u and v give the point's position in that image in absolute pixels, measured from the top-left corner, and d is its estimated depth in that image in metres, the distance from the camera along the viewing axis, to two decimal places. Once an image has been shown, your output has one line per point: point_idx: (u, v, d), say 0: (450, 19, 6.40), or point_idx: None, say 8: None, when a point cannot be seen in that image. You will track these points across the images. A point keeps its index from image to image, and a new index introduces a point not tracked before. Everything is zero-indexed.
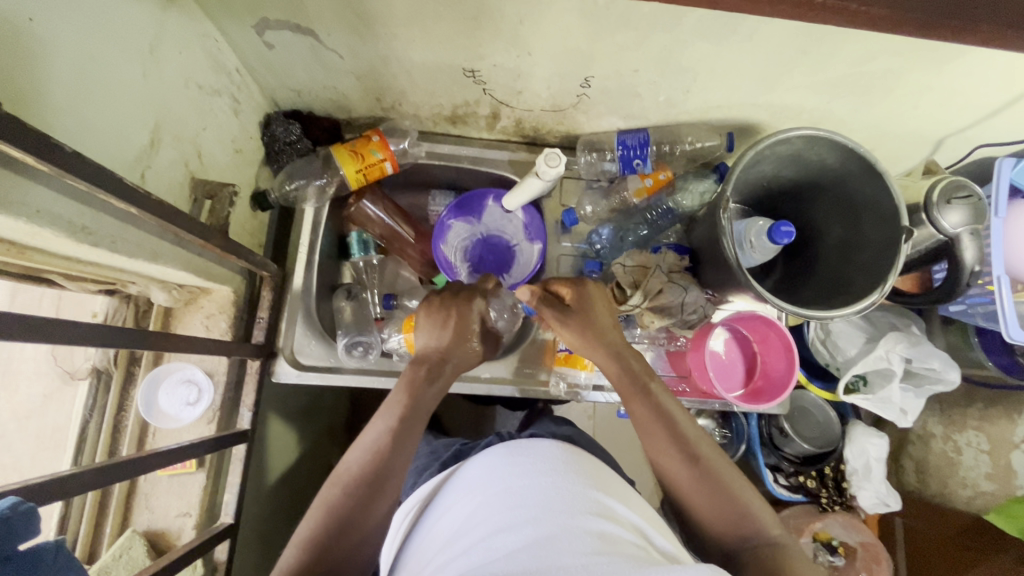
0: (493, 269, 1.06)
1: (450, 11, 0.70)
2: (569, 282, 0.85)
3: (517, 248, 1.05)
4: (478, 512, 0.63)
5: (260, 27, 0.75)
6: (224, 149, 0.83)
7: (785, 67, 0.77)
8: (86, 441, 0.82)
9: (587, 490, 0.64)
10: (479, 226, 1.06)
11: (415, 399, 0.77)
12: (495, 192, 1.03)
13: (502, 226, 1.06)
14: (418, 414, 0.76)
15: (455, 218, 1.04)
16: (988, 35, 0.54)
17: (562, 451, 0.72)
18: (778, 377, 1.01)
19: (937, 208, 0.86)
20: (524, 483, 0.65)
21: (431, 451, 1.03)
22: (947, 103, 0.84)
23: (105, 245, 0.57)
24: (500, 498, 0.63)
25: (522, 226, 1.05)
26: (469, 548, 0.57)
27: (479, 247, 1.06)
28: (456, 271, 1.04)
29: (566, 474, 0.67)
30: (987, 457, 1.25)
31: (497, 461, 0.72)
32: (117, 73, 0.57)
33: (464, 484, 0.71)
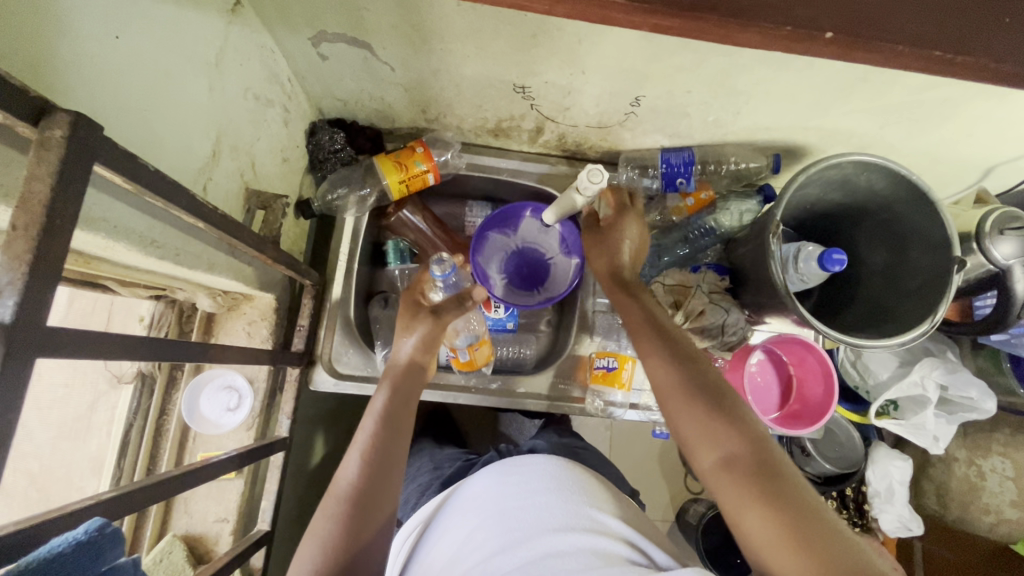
0: (527, 282, 1.05)
1: (509, 29, 0.70)
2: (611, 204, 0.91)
3: (553, 262, 1.04)
4: (474, 536, 0.65)
5: (317, 39, 0.75)
6: (274, 158, 0.83)
7: (845, 92, 0.76)
8: (129, 444, 0.83)
9: (583, 509, 0.65)
10: (515, 238, 1.05)
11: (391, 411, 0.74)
12: (534, 206, 1.02)
13: (538, 239, 1.04)
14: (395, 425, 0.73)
15: (492, 231, 1.03)
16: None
17: (557, 467, 0.73)
18: (814, 402, 1.00)
19: (989, 238, 0.85)
20: (519, 505, 0.66)
21: (436, 467, 1.03)
22: (1003, 132, 0.82)
23: (169, 258, 0.57)
24: (497, 520, 0.65)
25: (558, 241, 1.04)
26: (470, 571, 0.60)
27: (514, 259, 1.05)
28: (492, 283, 1.03)
29: (561, 492, 0.68)
30: (1012, 484, 1.24)
31: (492, 479, 0.74)
32: (186, 87, 0.58)
33: (462, 505, 0.73)
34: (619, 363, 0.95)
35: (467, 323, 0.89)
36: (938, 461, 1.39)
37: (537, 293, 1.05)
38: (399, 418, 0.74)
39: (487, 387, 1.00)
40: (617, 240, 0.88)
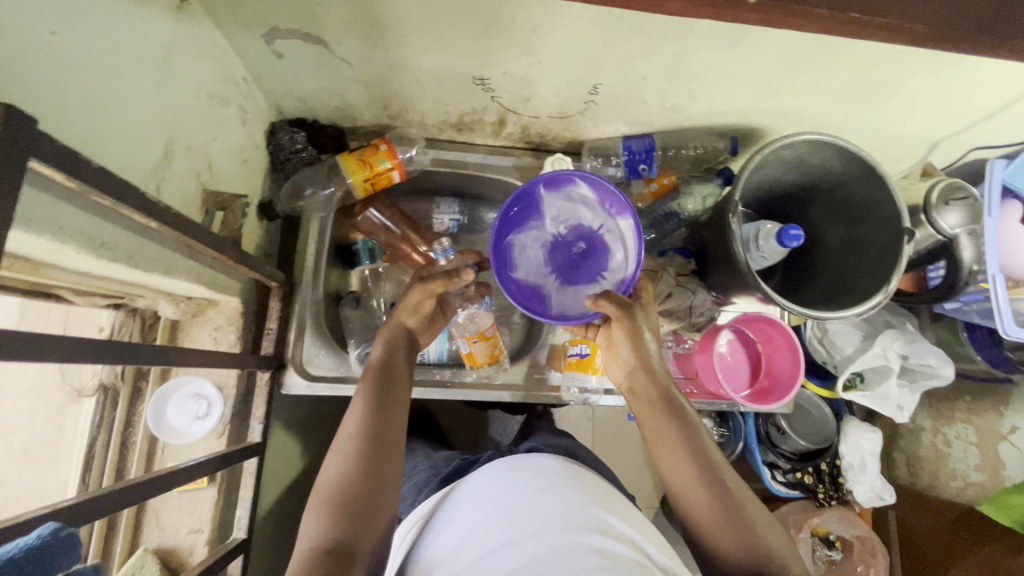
0: (584, 270, 0.90)
1: (463, 20, 0.70)
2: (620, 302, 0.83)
3: (603, 233, 0.89)
4: (482, 526, 0.66)
5: (270, 36, 0.74)
6: (232, 159, 0.81)
7: (794, 73, 0.79)
8: (94, 459, 0.80)
9: (589, 508, 0.68)
10: (548, 227, 0.91)
11: (385, 426, 0.73)
12: (545, 178, 0.87)
13: (573, 217, 0.90)
14: (389, 439, 0.72)
15: (517, 233, 0.90)
16: (986, 46, 0.57)
17: (562, 466, 0.76)
18: (784, 376, 1.03)
19: (936, 209, 0.89)
20: (530, 497, 0.69)
21: (432, 466, 1.03)
22: (944, 108, 0.86)
23: (122, 260, 0.56)
24: (508, 508, 0.67)
25: (597, 207, 0.89)
26: (474, 562, 0.61)
27: (556, 251, 0.90)
28: (545, 292, 0.89)
29: (567, 486, 0.72)
30: (976, 448, 1.28)
31: (496, 471, 0.76)
32: (133, 85, 0.56)
33: (467, 500, 0.73)
34: (593, 350, 0.96)
35: (467, 320, 0.94)
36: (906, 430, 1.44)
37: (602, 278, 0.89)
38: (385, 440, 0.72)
39: (461, 380, 1.00)
40: (639, 326, 0.84)
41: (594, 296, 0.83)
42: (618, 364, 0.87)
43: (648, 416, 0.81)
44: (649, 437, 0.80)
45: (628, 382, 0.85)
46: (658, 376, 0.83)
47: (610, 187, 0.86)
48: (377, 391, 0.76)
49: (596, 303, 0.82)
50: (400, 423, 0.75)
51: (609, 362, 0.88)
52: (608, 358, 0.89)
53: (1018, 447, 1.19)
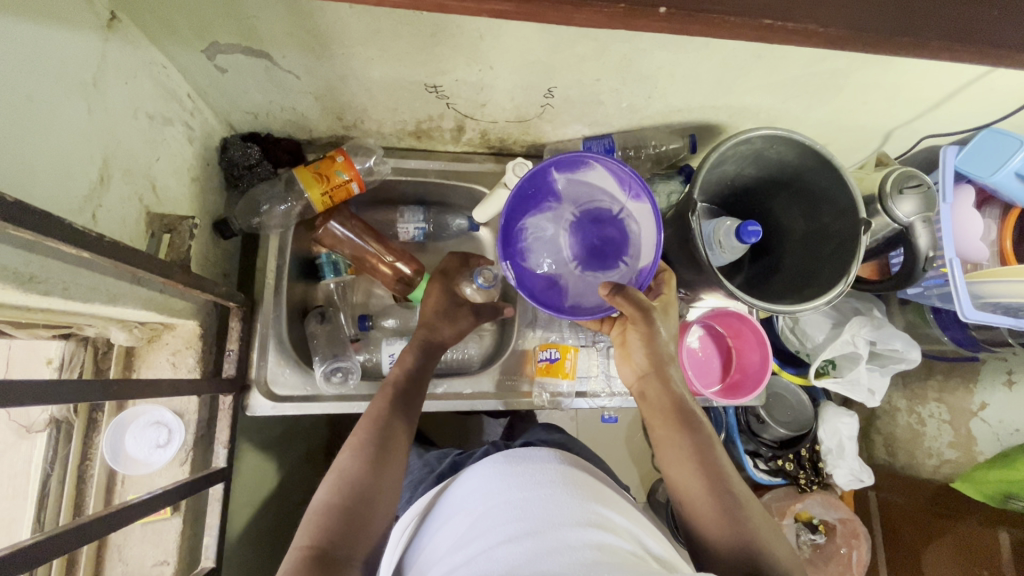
0: (603, 259, 0.89)
1: (407, 29, 0.69)
2: (637, 305, 0.81)
3: (624, 215, 0.88)
4: (479, 522, 0.67)
5: (210, 52, 0.72)
6: (180, 179, 0.79)
7: (744, 71, 0.79)
8: (49, 497, 0.77)
9: (585, 503, 0.69)
10: (561, 209, 0.90)
11: (380, 455, 0.74)
12: (554, 162, 0.85)
13: (592, 201, 0.89)
14: (381, 468, 0.73)
15: (527, 217, 0.89)
16: (918, 42, 0.58)
17: (562, 466, 0.77)
18: (753, 370, 1.04)
19: (891, 198, 0.91)
20: (527, 494, 0.69)
21: (425, 464, 1.02)
22: (894, 98, 0.87)
23: (56, 292, 0.54)
24: (506, 506, 0.67)
25: (615, 187, 0.87)
26: (471, 557, 0.61)
27: (573, 238, 0.89)
28: (561, 280, 0.89)
29: (567, 485, 0.73)
30: (948, 426, 1.31)
31: (496, 466, 0.76)
32: (60, 111, 0.54)
33: (463, 500, 0.74)
34: (562, 354, 0.97)
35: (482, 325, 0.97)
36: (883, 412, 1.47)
37: (622, 266, 0.88)
38: (374, 477, 0.72)
39: (432, 393, 0.99)
40: (656, 330, 0.83)
41: (611, 290, 0.82)
42: (630, 363, 0.87)
43: (656, 418, 0.82)
44: (658, 439, 0.81)
45: (639, 385, 0.86)
46: (668, 380, 0.84)
47: (629, 169, 0.84)
48: (374, 421, 0.78)
49: (612, 298, 0.81)
50: (399, 449, 0.77)
51: (622, 361, 0.89)
52: (621, 358, 0.89)
53: (989, 422, 1.22)
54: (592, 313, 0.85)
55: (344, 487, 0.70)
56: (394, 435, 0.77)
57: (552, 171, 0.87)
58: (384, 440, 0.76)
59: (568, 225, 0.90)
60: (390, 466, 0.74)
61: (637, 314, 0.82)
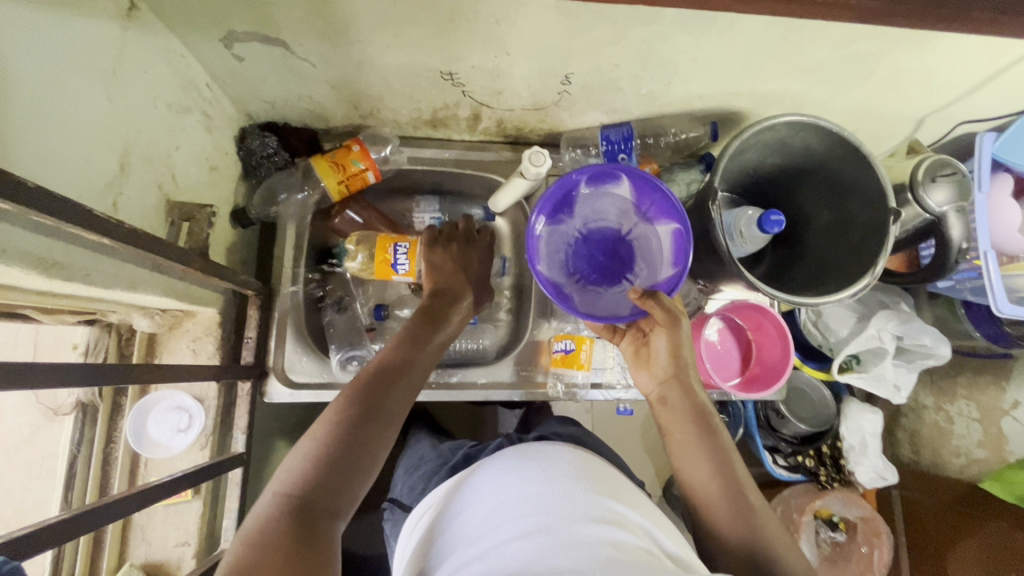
0: (610, 276, 0.89)
1: (423, 14, 0.68)
2: (668, 311, 0.82)
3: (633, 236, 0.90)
4: (496, 515, 0.67)
5: (228, 40, 0.73)
6: (198, 168, 0.80)
7: (769, 54, 0.77)
8: (76, 476, 0.79)
9: (600, 499, 0.69)
10: (572, 223, 0.91)
11: (372, 419, 0.63)
12: (584, 174, 0.87)
13: (608, 214, 0.91)
14: (371, 433, 0.62)
15: (544, 223, 0.89)
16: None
17: (576, 458, 0.77)
18: (773, 364, 1.02)
19: (923, 186, 0.87)
20: (541, 488, 0.69)
21: (439, 455, 1.02)
22: (927, 82, 0.83)
23: (78, 278, 0.55)
24: (519, 500, 0.67)
25: (630, 207, 0.90)
26: (485, 552, 0.61)
27: (583, 248, 0.90)
28: (566, 292, 0.87)
29: (581, 479, 0.72)
30: (978, 425, 1.27)
31: (514, 461, 0.76)
32: (80, 99, 0.55)
33: (474, 492, 0.74)
34: (577, 344, 0.96)
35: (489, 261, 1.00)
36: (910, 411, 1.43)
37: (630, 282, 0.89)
38: (354, 447, 0.61)
39: (447, 381, 0.99)
40: (683, 336, 0.83)
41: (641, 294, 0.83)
42: (649, 367, 0.86)
43: (673, 422, 0.81)
44: (674, 442, 0.80)
45: (658, 389, 0.84)
46: (688, 385, 0.82)
47: (661, 190, 0.86)
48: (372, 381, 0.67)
49: (642, 300, 0.82)
50: (395, 412, 0.65)
51: (640, 364, 0.87)
52: (638, 362, 0.87)
53: (1021, 421, 1.18)
54: (609, 318, 0.84)
55: (317, 458, 0.59)
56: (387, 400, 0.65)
57: (582, 180, 0.88)
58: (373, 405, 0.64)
59: (580, 235, 0.91)
60: (376, 435, 0.62)
61: (666, 318, 0.82)
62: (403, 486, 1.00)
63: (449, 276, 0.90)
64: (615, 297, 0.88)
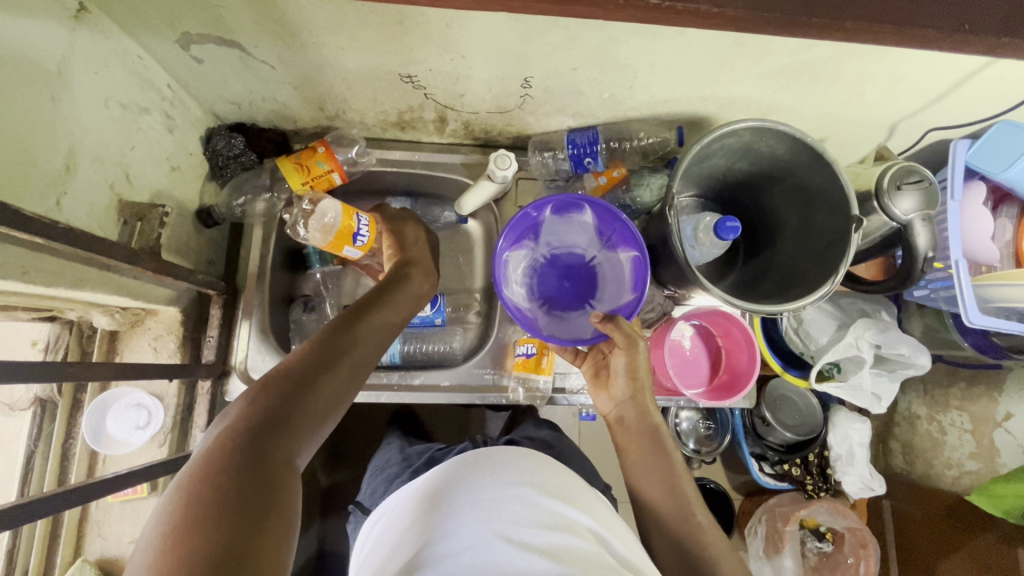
0: (574, 303, 0.90)
1: (372, 17, 0.68)
2: (626, 334, 0.80)
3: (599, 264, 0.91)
4: (441, 520, 0.66)
5: (184, 42, 0.73)
6: (158, 168, 0.81)
7: (727, 59, 0.76)
8: (33, 472, 0.81)
9: (551, 503, 0.68)
10: (539, 247, 0.91)
11: (317, 380, 0.62)
12: (553, 201, 0.86)
13: (572, 241, 0.91)
14: (315, 396, 0.61)
15: (510, 248, 0.88)
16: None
17: (531, 460, 0.76)
18: (742, 371, 1.01)
19: (888, 194, 0.85)
20: (493, 493, 0.68)
21: (405, 458, 1.02)
22: (893, 89, 0.82)
23: (14, 276, 0.56)
24: (468, 505, 0.67)
25: (597, 234, 0.90)
26: (433, 560, 0.61)
27: (548, 273, 0.91)
28: (531, 317, 0.88)
29: (533, 482, 0.71)
30: (970, 436, 1.24)
31: (462, 465, 0.75)
32: (19, 99, 0.56)
33: (422, 491, 0.74)
34: (538, 349, 0.97)
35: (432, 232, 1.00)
36: (903, 419, 1.41)
37: (591, 308, 0.89)
38: (300, 401, 0.59)
39: (409, 383, 0.99)
40: (642, 358, 0.81)
41: (601, 317, 0.81)
42: (607, 389, 0.85)
43: (628, 444, 0.80)
44: (628, 465, 0.79)
45: (614, 411, 0.84)
46: (645, 406, 0.81)
47: (622, 219, 0.86)
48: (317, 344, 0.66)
49: (603, 325, 0.80)
50: (339, 379, 0.64)
51: (599, 386, 0.86)
52: (596, 386, 0.87)
53: (1013, 434, 1.15)
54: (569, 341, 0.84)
55: (256, 415, 0.56)
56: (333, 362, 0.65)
57: (547, 209, 0.87)
58: (321, 362, 0.63)
59: (544, 261, 0.91)
60: (321, 392, 0.61)
61: (626, 340, 0.80)
62: (366, 488, 1.01)
63: (410, 245, 0.92)
64: (576, 322, 0.89)
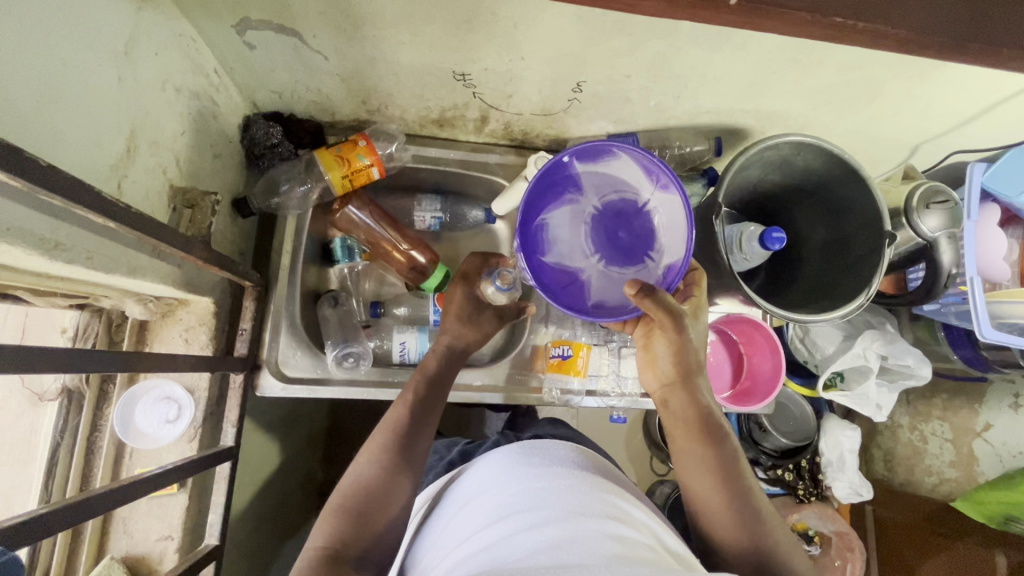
0: (628, 254, 0.86)
1: (441, 13, 0.68)
2: (671, 310, 0.78)
3: (649, 208, 0.86)
4: (502, 507, 0.67)
5: (241, 27, 0.72)
6: (202, 154, 0.78)
7: (778, 74, 0.78)
8: (56, 466, 0.77)
9: (604, 496, 0.69)
10: (583, 200, 0.87)
11: (407, 441, 0.77)
12: (577, 152, 0.83)
13: (614, 190, 0.87)
14: (408, 455, 0.76)
15: (546, 211, 0.87)
16: (952, 46, 0.57)
17: (577, 458, 0.77)
18: (764, 377, 1.05)
19: (916, 212, 0.91)
20: (544, 484, 0.69)
21: (434, 452, 1.02)
22: (926, 111, 0.86)
23: (79, 260, 0.54)
24: (523, 494, 0.67)
25: (640, 176, 0.85)
26: (491, 546, 0.61)
27: (594, 229, 0.86)
28: (580, 278, 0.86)
29: (582, 477, 0.73)
30: (950, 445, 1.30)
31: (512, 459, 0.76)
32: (91, 77, 0.53)
33: (478, 485, 0.74)
34: (574, 351, 0.97)
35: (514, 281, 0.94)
36: (885, 428, 1.46)
37: (646, 259, 0.85)
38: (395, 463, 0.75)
39: None
40: (689, 336, 0.82)
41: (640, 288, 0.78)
42: (654, 368, 0.86)
43: (677, 428, 0.82)
44: (677, 449, 0.81)
45: (661, 394, 0.85)
46: (692, 391, 0.82)
47: (654, 158, 0.82)
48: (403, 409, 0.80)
49: (641, 299, 0.77)
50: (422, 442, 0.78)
51: (645, 366, 0.87)
52: (643, 366, 0.87)
53: (992, 444, 1.22)
54: (619, 316, 0.82)
55: (364, 479, 0.73)
56: (414, 445, 0.77)
57: (575, 159, 0.85)
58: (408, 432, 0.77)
59: (588, 216, 0.87)
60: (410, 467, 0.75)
61: (669, 317, 0.79)
62: None
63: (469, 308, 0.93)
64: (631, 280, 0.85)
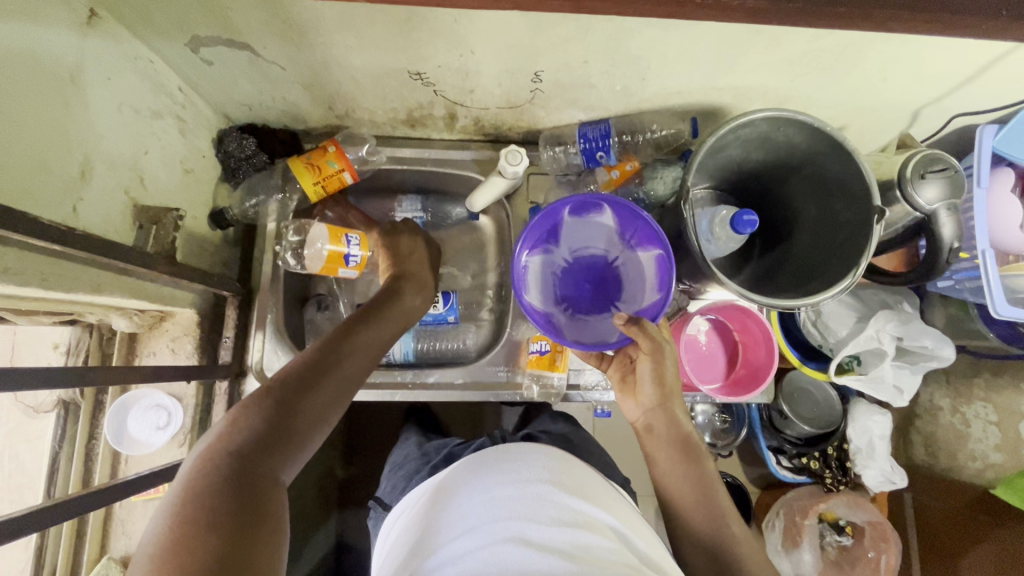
0: (599, 303, 0.89)
1: (380, 15, 0.68)
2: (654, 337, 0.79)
3: (624, 262, 0.90)
4: (465, 519, 0.66)
5: (194, 45, 0.73)
6: (171, 171, 0.81)
7: (742, 48, 0.74)
8: (58, 471, 0.83)
9: (570, 502, 0.68)
10: (560, 251, 0.91)
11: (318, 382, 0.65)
12: (567, 203, 0.86)
13: (592, 242, 0.91)
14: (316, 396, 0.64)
15: (529, 253, 0.89)
16: None
17: (551, 458, 0.76)
18: (758, 366, 1.00)
19: (912, 183, 0.84)
20: (510, 491, 0.68)
21: (424, 454, 1.03)
22: (918, 74, 0.79)
23: (34, 283, 0.57)
24: (487, 505, 0.67)
25: (619, 234, 0.89)
26: (451, 563, 0.61)
27: (571, 277, 0.90)
28: (552, 321, 0.88)
29: (553, 480, 0.72)
30: (995, 428, 1.19)
31: (485, 464, 0.75)
32: (34, 108, 0.56)
33: (448, 491, 0.74)
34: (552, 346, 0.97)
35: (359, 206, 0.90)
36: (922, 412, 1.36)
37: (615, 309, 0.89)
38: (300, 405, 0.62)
39: (424, 382, 0.99)
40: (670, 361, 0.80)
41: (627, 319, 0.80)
42: (635, 397, 0.83)
43: (657, 446, 0.79)
44: (658, 467, 0.79)
45: (643, 419, 0.82)
46: (672, 411, 0.80)
47: (644, 218, 0.85)
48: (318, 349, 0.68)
49: (628, 327, 0.79)
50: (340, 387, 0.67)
51: (626, 394, 0.84)
52: (622, 393, 0.85)
53: None
54: (594, 347, 0.83)
55: (258, 421, 0.58)
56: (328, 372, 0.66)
57: (564, 209, 0.88)
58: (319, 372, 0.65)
59: (563, 267, 0.91)
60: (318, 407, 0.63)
61: (652, 342, 0.79)
62: (387, 484, 1.01)
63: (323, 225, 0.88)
64: (601, 324, 0.88)
